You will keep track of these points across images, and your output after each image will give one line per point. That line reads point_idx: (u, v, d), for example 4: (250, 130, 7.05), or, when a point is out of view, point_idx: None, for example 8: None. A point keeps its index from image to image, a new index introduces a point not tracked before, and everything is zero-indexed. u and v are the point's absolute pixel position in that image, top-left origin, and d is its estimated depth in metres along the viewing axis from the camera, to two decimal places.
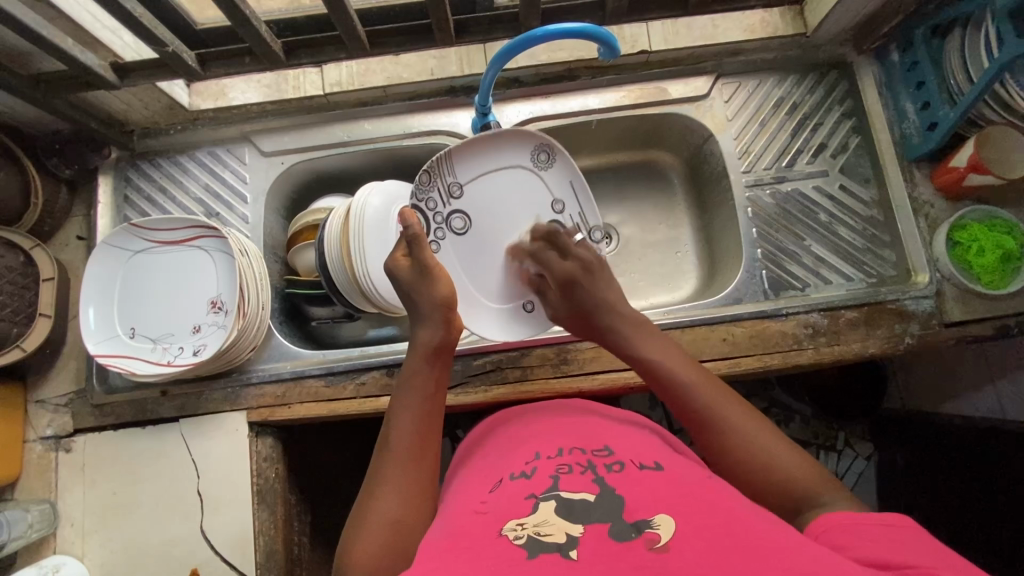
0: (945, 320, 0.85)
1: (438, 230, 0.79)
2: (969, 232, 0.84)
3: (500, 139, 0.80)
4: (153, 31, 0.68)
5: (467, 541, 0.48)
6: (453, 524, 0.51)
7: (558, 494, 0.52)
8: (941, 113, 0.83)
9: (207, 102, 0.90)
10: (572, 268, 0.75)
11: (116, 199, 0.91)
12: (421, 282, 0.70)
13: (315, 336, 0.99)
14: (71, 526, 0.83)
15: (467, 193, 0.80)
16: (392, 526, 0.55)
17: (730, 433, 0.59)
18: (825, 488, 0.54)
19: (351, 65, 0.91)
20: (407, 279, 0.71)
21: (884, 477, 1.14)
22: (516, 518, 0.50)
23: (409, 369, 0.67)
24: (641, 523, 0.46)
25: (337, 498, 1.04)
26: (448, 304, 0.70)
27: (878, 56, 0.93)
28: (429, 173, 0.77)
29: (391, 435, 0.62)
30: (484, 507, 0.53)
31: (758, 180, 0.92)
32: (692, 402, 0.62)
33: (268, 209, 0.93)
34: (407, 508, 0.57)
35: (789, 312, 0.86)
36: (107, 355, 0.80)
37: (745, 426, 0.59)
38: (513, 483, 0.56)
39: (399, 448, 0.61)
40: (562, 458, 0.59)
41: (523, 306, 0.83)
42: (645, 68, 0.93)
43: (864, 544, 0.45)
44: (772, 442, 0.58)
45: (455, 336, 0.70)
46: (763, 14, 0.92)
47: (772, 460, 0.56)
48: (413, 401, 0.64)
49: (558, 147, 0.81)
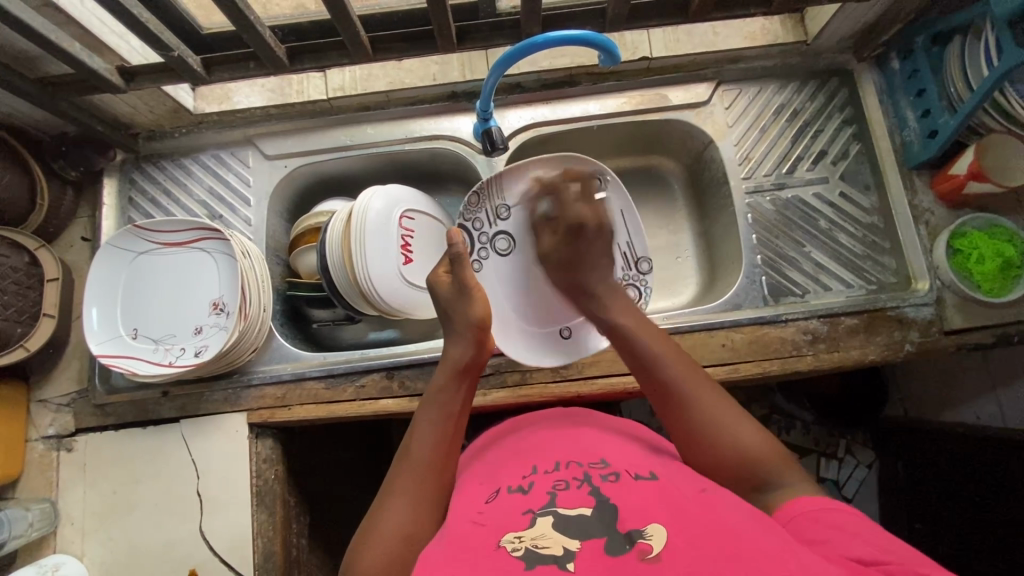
0: (945, 327, 0.85)
1: (482, 250, 0.84)
2: (968, 239, 0.84)
3: (548, 164, 0.81)
4: (160, 36, 0.69)
5: (464, 553, 0.48)
6: (451, 535, 0.52)
7: (555, 509, 0.52)
8: (940, 121, 0.83)
9: (211, 106, 0.92)
10: (586, 207, 0.78)
11: (121, 201, 0.92)
12: (458, 300, 0.72)
13: (316, 337, 0.99)
14: (71, 526, 0.83)
15: (514, 216, 0.84)
16: (402, 539, 0.55)
17: (693, 412, 0.60)
18: (784, 469, 0.56)
19: (355, 69, 0.93)
20: (446, 296, 0.73)
21: (885, 485, 1.13)
22: (514, 532, 0.50)
23: (435, 384, 0.67)
24: (633, 534, 0.47)
25: (337, 501, 1.04)
26: (483, 323, 0.71)
27: (879, 63, 0.93)
28: (479, 194, 0.82)
29: (409, 449, 0.63)
30: (482, 519, 0.53)
31: (758, 186, 0.92)
32: (659, 377, 0.63)
33: (271, 211, 0.94)
34: (418, 523, 0.57)
35: (788, 318, 0.86)
36: (109, 355, 0.80)
37: (707, 404, 0.60)
38: (511, 496, 0.56)
39: (414, 462, 0.61)
40: (559, 472, 0.59)
41: (561, 333, 0.85)
42: (646, 75, 0.94)
43: (835, 536, 0.46)
44: (736, 421, 0.58)
45: (485, 356, 0.70)
46: (763, 21, 0.93)
47: (734, 437, 0.57)
48: (434, 418, 0.65)
49: (609, 175, 0.82)
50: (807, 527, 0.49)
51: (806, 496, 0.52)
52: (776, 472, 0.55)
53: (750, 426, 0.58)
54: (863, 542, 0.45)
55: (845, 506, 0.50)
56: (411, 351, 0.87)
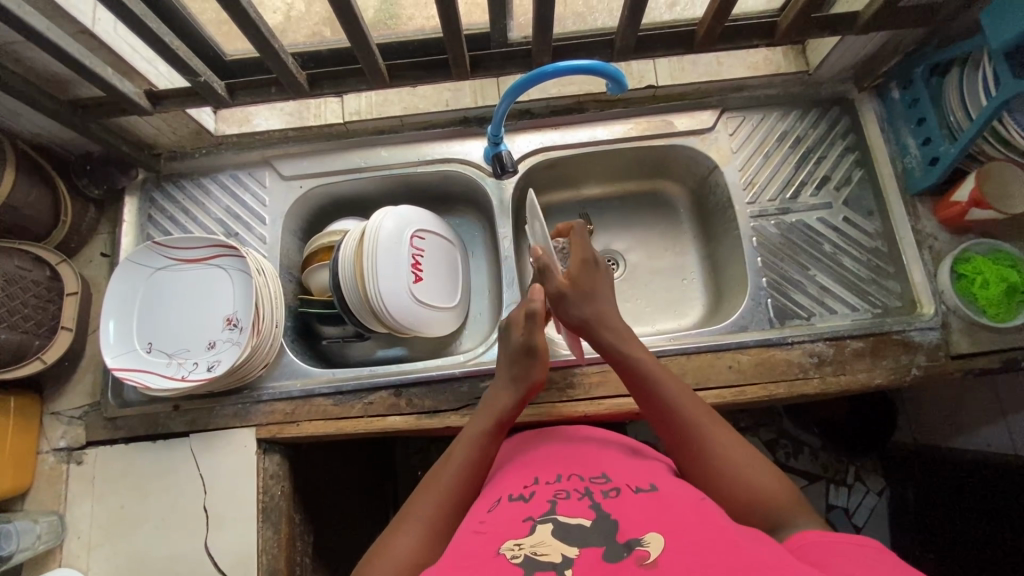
0: (951, 352, 0.85)
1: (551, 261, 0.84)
2: (972, 265, 0.85)
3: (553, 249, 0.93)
4: (188, 62, 0.72)
5: (466, 559, 0.49)
6: (454, 545, 0.52)
7: (556, 518, 0.52)
8: (941, 148, 0.85)
9: (231, 128, 0.96)
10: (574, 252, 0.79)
11: (140, 219, 0.95)
12: (525, 359, 0.74)
13: (326, 355, 1.01)
14: (78, 539, 0.83)
15: None
16: (417, 560, 0.56)
17: (709, 448, 0.62)
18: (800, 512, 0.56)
19: (370, 95, 0.97)
20: (514, 344, 0.75)
21: (896, 513, 1.11)
22: (512, 539, 0.50)
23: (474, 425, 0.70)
24: (632, 541, 0.47)
25: (341, 520, 1.04)
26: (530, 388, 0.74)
27: (879, 93, 0.96)
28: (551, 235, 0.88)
29: (441, 475, 0.65)
30: (482, 527, 0.53)
31: (763, 211, 0.94)
32: (679, 416, 0.64)
33: (286, 231, 0.97)
34: (433, 547, 0.58)
35: (795, 340, 0.86)
36: (123, 368, 0.82)
37: (723, 440, 0.62)
38: (512, 505, 0.56)
39: (443, 488, 0.63)
40: (560, 483, 0.59)
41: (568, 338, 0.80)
42: (653, 103, 0.97)
43: (835, 560, 0.46)
44: (751, 463, 0.60)
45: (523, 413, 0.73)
46: (766, 52, 0.96)
47: (752, 481, 0.59)
48: (471, 455, 0.66)
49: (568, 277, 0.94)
50: (813, 551, 0.48)
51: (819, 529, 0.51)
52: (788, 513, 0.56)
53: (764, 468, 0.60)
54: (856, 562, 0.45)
55: (847, 536, 0.49)
56: (420, 368, 0.87)
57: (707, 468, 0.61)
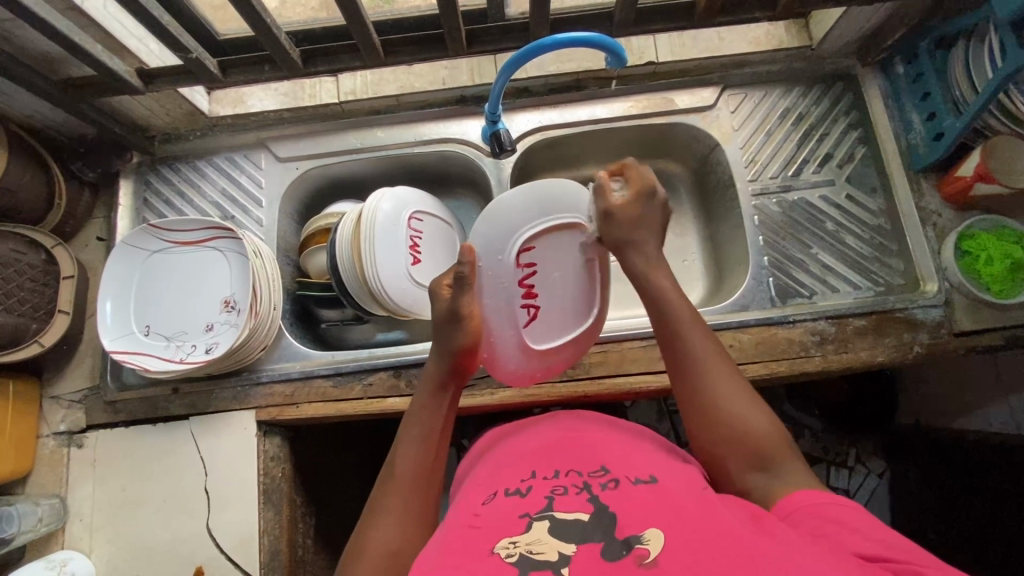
0: (954, 329, 0.84)
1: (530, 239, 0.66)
2: (977, 241, 0.84)
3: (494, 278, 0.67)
4: (179, 38, 0.71)
5: (459, 558, 0.48)
6: (447, 541, 0.51)
7: (552, 515, 0.51)
8: (945, 123, 0.83)
9: (226, 108, 0.94)
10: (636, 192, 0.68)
11: (135, 202, 0.94)
12: (450, 326, 0.67)
13: (325, 338, 1.00)
14: (79, 522, 0.83)
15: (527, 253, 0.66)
16: (391, 553, 0.55)
17: (711, 381, 0.61)
18: (789, 462, 0.56)
19: (366, 74, 0.95)
20: (441, 312, 0.68)
21: (896, 493, 1.12)
22: (508, 536, 0.50)
23: (421, 398, 0.67)
24: (631, 538, 0.47)
25: (344, 503, 1.04)
26: (468, 353, 0.67)
27: (883, 68, 0.94)
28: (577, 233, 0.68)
29: (395, 465, 0.62)
30: (477, 522, 0.53)
31: (765, 189, 0.93)
32: (689, 352, 0.62)
33: (282, 213, 0.96)
34: (407, 533, 0.57)
35: (796, 319, 0.86)
36: (122, 351, 0.82)
37: (729, 386, 0.60)
38: (508, 500, 0.56)
39: (400, 478, 0.61)
40: (558, 477, 0.58)
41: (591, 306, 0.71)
42: (653, 80, 0.95)
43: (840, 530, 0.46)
44: (751, 408, 0.59)
45: (470, 365, 0.69)
46: (769, 26, 0.94)
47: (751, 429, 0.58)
48: (419, 437, 0.65)
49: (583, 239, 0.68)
50: (805, 522, 0.49)
51: (807, 491, 0.52)
52: (781, 463, 0.56)
53: (764, 411, 0.59)
54: (863, 537, 0.46)
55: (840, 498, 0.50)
56: (419, 349, 0.87)
57: (703, 411, 0.60)
